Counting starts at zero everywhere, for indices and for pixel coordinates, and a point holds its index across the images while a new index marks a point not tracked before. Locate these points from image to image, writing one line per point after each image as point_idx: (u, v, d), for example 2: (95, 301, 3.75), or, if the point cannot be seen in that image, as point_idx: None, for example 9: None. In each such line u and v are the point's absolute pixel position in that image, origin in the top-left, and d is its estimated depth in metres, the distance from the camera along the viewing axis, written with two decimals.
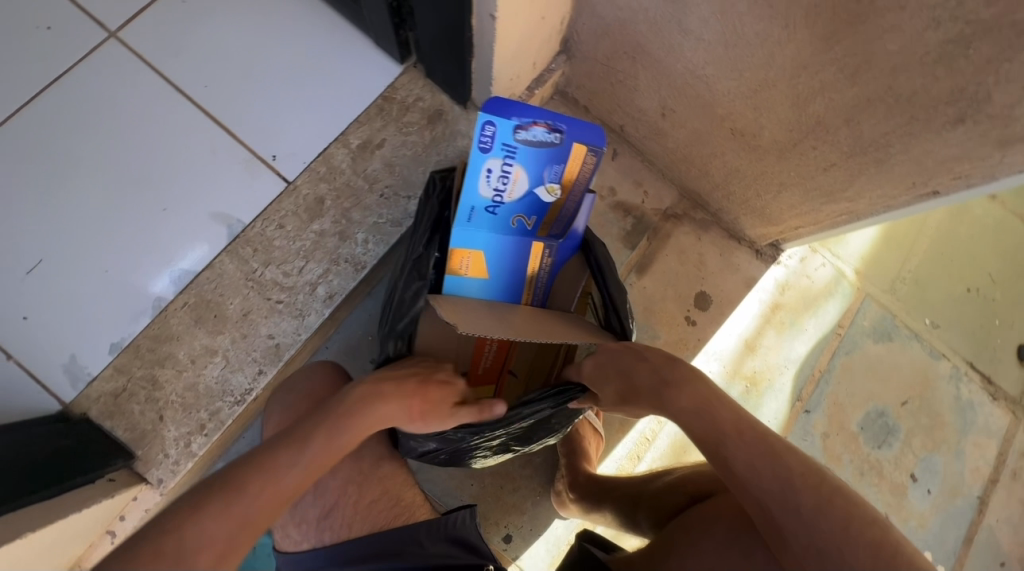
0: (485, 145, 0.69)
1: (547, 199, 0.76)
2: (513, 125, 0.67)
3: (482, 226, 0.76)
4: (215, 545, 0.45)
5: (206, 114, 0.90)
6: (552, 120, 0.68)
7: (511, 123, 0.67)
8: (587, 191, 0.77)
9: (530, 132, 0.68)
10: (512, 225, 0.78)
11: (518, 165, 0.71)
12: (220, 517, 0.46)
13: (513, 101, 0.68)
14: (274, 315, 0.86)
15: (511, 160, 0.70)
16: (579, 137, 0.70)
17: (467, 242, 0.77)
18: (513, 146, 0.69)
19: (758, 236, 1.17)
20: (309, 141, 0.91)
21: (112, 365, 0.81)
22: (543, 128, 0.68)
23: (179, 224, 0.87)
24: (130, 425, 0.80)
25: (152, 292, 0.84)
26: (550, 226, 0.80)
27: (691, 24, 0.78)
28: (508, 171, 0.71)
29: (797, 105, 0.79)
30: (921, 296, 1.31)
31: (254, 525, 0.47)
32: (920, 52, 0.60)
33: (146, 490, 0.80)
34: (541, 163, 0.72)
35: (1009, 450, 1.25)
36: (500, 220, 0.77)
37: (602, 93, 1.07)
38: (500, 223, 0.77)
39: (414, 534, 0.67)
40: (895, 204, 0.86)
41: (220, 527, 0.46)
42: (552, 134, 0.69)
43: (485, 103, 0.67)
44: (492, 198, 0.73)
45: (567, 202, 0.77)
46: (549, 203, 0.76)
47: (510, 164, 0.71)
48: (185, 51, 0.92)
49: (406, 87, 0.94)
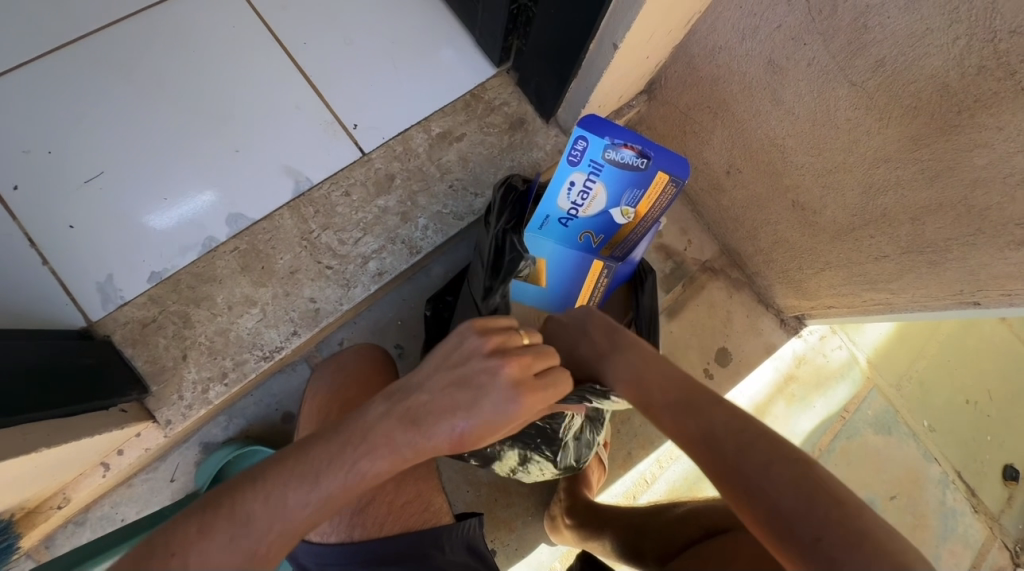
0: (574, 158, 0.71)
1: (619, 220, 0.78)
2: (604, 144, 0.69)
3: (552, 235, 0.80)
4: (300, 519, 0.46)
5: (298, 69, 0.91)
6: (642, 145, 0.70)
7: (602, 142, 0.69)
8: (658, 219, 0.78)
9: (618, 153, 0.70)
10: (580, 240, 0.81)
11: (600, 183, 0.73)
12: (302, 493, 0.46)
13: (608, 122, 0.70)
14: (320, 280, 0.84)
15: (595, 177, 0.72)
16: (663, 165, 0.71)
17: (536, 248, 0.81)
18: (599, 163, 0.71)
19: (787, 306, 1.20)
20: (392, 119, 0.92)
21: (147, 293, 0.79)
22: (632, 151, 0.70)
23: (246, 169, 0.86)
24: (151, 359, 0.78)
25: (205, 230, 0.83)
26: (613, 248, 0.83)
27: (785, 96, 0.82)
28: (590, 187, 0.73)
29: (866, 194, 0.82)
30: (924, 398, 1.35)
31: (334, 502, 0.47)
32: (1006, 172, 0.64)
33: (151, 428, 0.77)
34: (621, 185, 0.73)
35: (980, 563, 1.29)
36: (569, 233, 0.80)
37: (671, 138, 1.10)
38: (569, 235, 0.80)
39: (439, 536, 0.67)
40: (934, 305, 0.89)
41: (302, 501, 0.46)
42: (638, 159, 0.70)
43: (582, 120, 0.70)
44: (568, 210, 0.76)
45: (637, 227, 0.79)
46: (620, 224, 0.78)
47: (593, 180, 0.73)
48: (292, 5, 0.93)
49: (496, 90, 0.96)
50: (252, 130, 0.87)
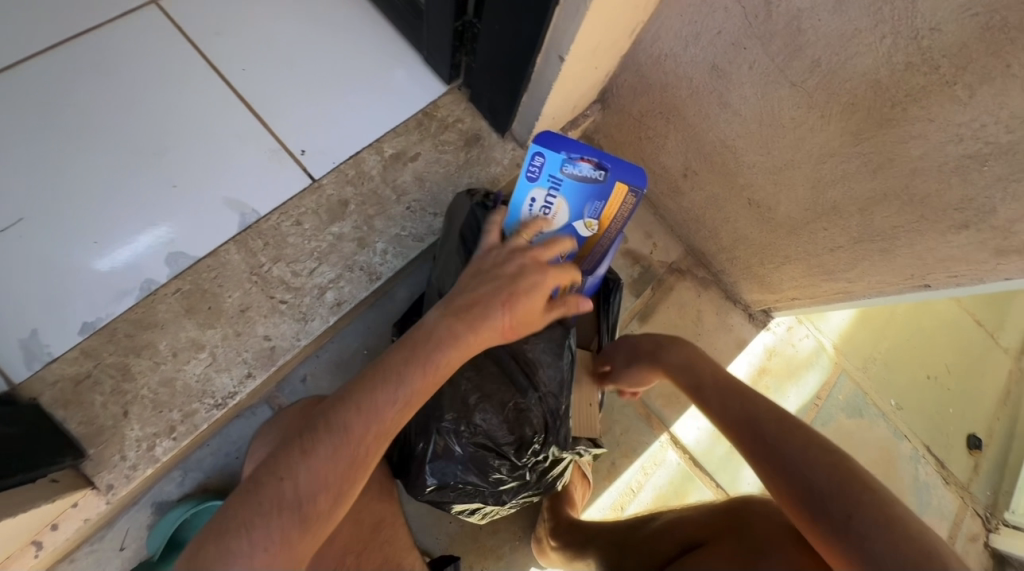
0: (532, 175, 0.70)
1: (584, 234, 0.75)
2: (561, 158, 0.69)
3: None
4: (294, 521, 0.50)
5: (238, 96, 0.86)
6: (599, 158, 0.70)
7: (559, 156, 0.69)
8: (622, 231, 0.76)
9: (576, 167, 0.69)
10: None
11: (561, 197, 0.71)
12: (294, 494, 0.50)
13: (564, 137, 0.70)
14: (274, 316, 0.80)
15: (555, 191, 0.71)
16: (623, 176, 0.71)
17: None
18: (558, 177, 0.70)
19: (753, 301, 1.22)
20: (342, 142, 0.89)
21: (79, 347, 0.72)
22: (590, 164, 0.69)
23: (186, 204, 0.80)
24: (87, 419, 0.71)
25: (142, 272, 0.77)
26: (582, 262, 0.79)
27: (732, 98, 0.84)
28: (551, 202, 0.72)
29: (816, 188, 0.84)
30: (889, 378, 1.40)
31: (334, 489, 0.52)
32: (941, 161, 0.67)
33: (90, 496, 0.69)
34: (583, 198, 0.72)
35: (957, 533, 1.33)
36: None
37: (628, 145, 1.11)
38: None
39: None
40: (889, 290, 0.92)
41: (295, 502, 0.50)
42: (596, 171, 0.70)
43: (536, 136, 0.69)
44: (531, 226, 0.73)
45: (601, 240, 0.76)
46: (585, 238, 0.75)
47: (553, 195, 0.71)
48: (227, 31, 0.89)
49: (448, 107, 0.94)
50: (190, 163, 0.82)
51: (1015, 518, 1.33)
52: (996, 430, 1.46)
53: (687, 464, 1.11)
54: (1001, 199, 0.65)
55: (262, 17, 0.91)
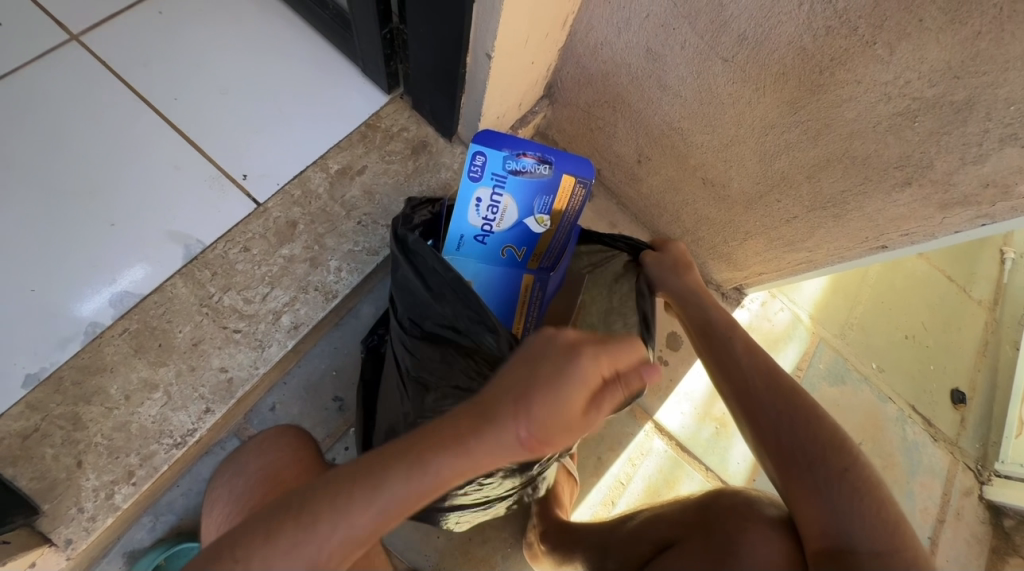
0: (475, 175, 0.69)
1: (535, 229, 0.74)
2: (503, 155, 0.68)
3: (472, 256, 0.76)
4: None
5: (173, 127, 0.84)
6: (541, 152, 0.69)
7: (500, 154, 0.68)
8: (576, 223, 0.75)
9: (519, 163, 0.68)
10: (501, 256, 0.77)
11: (506, 195, 0.70)
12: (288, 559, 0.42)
13: (504, 134, 0.69)
14: (229, 346, 0.77)
15: (500, 190, 0.70)
16: (568, 169, 0.70)
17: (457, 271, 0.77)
18: (502, 175, 0.69)
19: (724, 280, 1.22)
20: (285, 163, 0.87)
21: (24, 401, 0.70)
22: (532, 159, 0.68)
23: (127, 241, 0.78)
24: (38, 474, 0.68)
25: (86, 315, 0.74)
26: (540, 258, 0.78)
27: (670, 80, 0.84)
28: (497, 201, 0.71)
29: (763, 161, 0.84)
30: (868, 342, 1.40)
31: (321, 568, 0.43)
32: (874, 121, 0.67)
33: (49, 553, 0.67)
34: (529, 194, 0.70)
35: (951, 489, 1.33)
36: (489, 250, 0.76)
37: (580, 137, 1.11)
38: (489, 253, 0.76)
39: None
40: (849, 255, 0.92)
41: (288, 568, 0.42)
42: (540, 166, 0.69)
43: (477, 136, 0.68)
44: (480, 226, 0.73)
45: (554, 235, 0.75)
46: (538, 234, 0.74)
47: (499, 194, 0.70)
48: (155, 62, 0.87)
49: (391, 117, 0.93)
50: (128, 199, 0.80)
51: (1005, 467, 1.34)
52: (978, 381, 1.47)
53: (674, 451, 1.10)
54: (936, 153, 0.65)
55: (191, 45, 0.89)
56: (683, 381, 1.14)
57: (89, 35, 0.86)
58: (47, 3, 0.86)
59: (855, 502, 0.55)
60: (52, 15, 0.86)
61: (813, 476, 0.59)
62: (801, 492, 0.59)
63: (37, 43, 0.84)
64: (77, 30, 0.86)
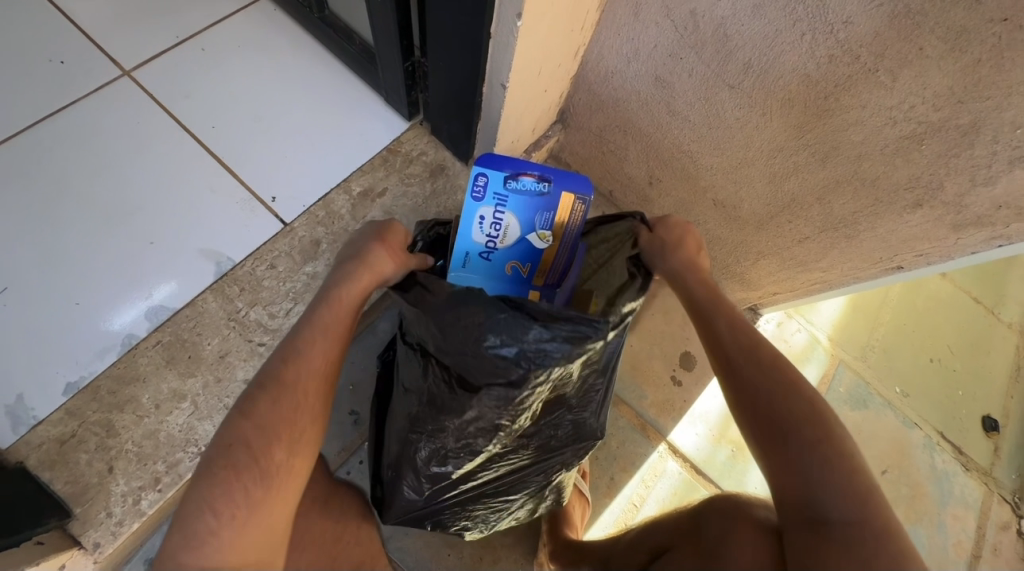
0: (476, 195, 0.65)
1: (539, 246, 0.69)
2: (504, 176, 0.64)
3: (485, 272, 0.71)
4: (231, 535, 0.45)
5: (210, 153, 0.91)
6: (541, 171, 0.65)
7: (502, 174, 0.64)
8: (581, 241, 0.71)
9: (519, 181, 0.64)
10: (507, 273, 0.71)
11: (509, 213, 0.66)
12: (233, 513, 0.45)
13: (507, 156, 0.66)
14: (253, 358, 0.81)
15: (501, 209, 0.66)
16: (569, 186, 0.66)
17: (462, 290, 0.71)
18: (503, 194, 0.65)
19: (738, 299, 1.22)
20: (312, 186, 0.92)
21: (63, 408, 0.74)
22: (532, 178, 0.65)
23: (164, 259, 0.84)
24: (72, 478, 0.72)
25: (124, 327, 0.79)
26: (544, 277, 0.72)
27: (679, 106, 0.86)
28: (500, 220, 0.66)
29: (773, 183, 0.86)
30: (891, 365, 1.37)
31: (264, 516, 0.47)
32: (882, 145, 0.68)
33: (78, 557, 0.69)
34: (530, 212, 0.66)
35: (986, 522, 1.27)
36: (494, 267, 0.70)
37: (592, 159, 1.14)
38: (494, 270, 0.70)
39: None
40: (863, 275, 0.92)
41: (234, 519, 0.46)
42: (540, 184, 0.65)
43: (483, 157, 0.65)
44: (485, 244, 0.67)
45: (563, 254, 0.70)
46: (541, 251, 0.69)
47: (501, 213, 0.66)
48: (197, 94, 0.94)
49: (411, 142, 0.98)
50: (167, 220, 0.86)
51: None
52: (1010, 408, 1.41)
53: (689, 473, 1.08)
54: (946, 175, 0.66)
55: (230, 78, 0.96)
56: (697, 402, 1.13)
57: (139, 70, 0.94)
58: (104, 42, 0.95)
59: (833, 485, 0.49)
60: (107, 52, 0.94)
61: (793, 455, 0.51)
62: (778, 473, 0.52)
63: (93, 78, 0.92)
64: (128, 65, 0.94)
